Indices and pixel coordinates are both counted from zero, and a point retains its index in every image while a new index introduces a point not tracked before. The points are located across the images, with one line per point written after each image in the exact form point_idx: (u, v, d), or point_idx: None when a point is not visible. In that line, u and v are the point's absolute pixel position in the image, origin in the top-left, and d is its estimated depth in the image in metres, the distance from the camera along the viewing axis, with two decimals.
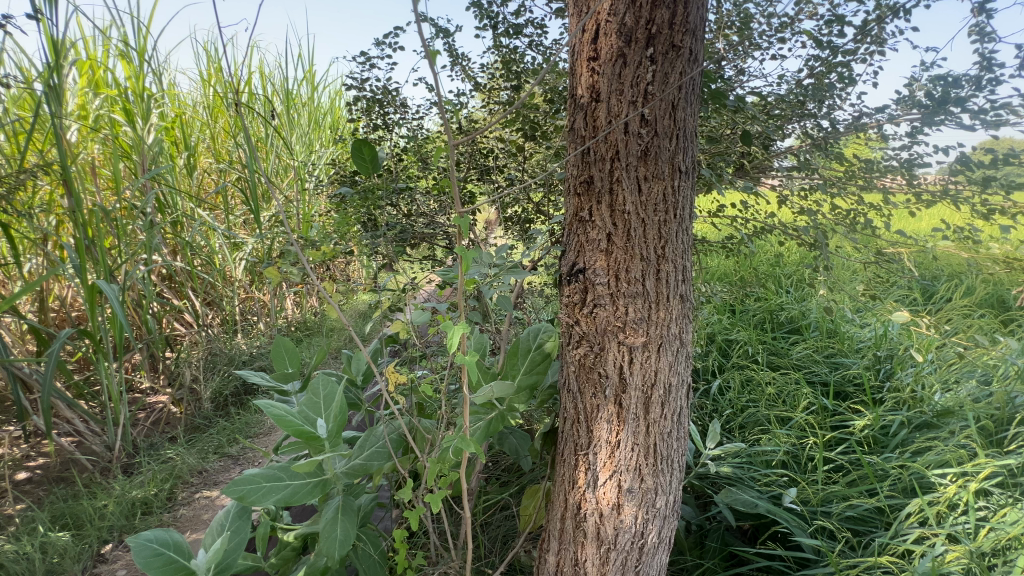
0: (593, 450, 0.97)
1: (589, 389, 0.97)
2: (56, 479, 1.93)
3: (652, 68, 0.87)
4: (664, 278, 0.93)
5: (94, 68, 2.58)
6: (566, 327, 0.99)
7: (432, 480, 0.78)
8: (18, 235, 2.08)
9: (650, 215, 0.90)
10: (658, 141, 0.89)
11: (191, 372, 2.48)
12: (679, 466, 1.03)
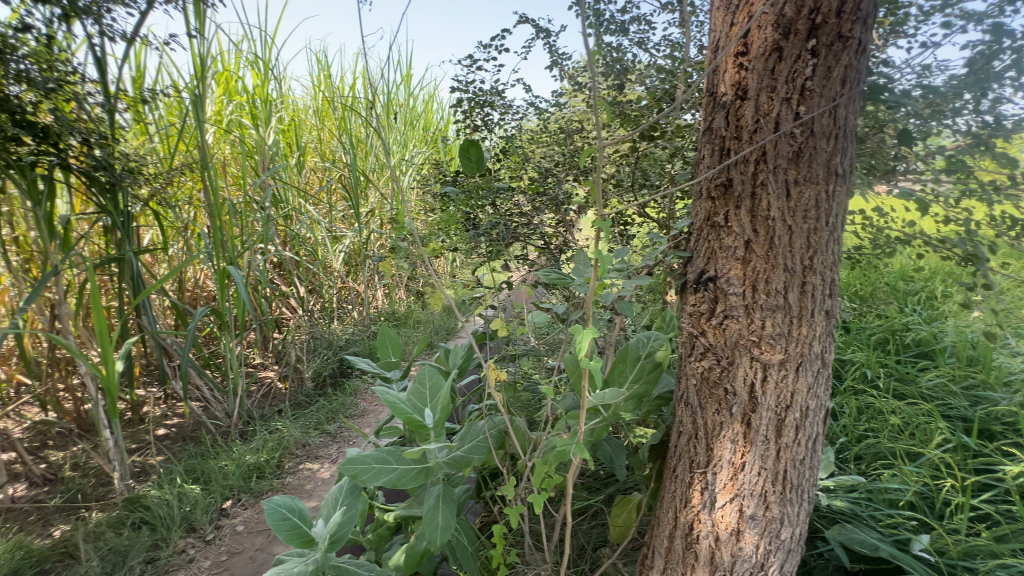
0: (713, 470, 0.95)
1: (712, 405, 0.96)
2: (187, 437, 2.22)
3: (813, 62, 0.84)
4: (809, 291, 0.90)
5: (228, 78, 2.95)
6: (689, 338, 0.99)
7: (536, 480, 0.78)
8: (164, 223, 2.42)
9: (799, 222, 0.88)
10: (814, 142, 0.86)
11: (296, 353, 2.72)
12: (809, 497, 0.98)
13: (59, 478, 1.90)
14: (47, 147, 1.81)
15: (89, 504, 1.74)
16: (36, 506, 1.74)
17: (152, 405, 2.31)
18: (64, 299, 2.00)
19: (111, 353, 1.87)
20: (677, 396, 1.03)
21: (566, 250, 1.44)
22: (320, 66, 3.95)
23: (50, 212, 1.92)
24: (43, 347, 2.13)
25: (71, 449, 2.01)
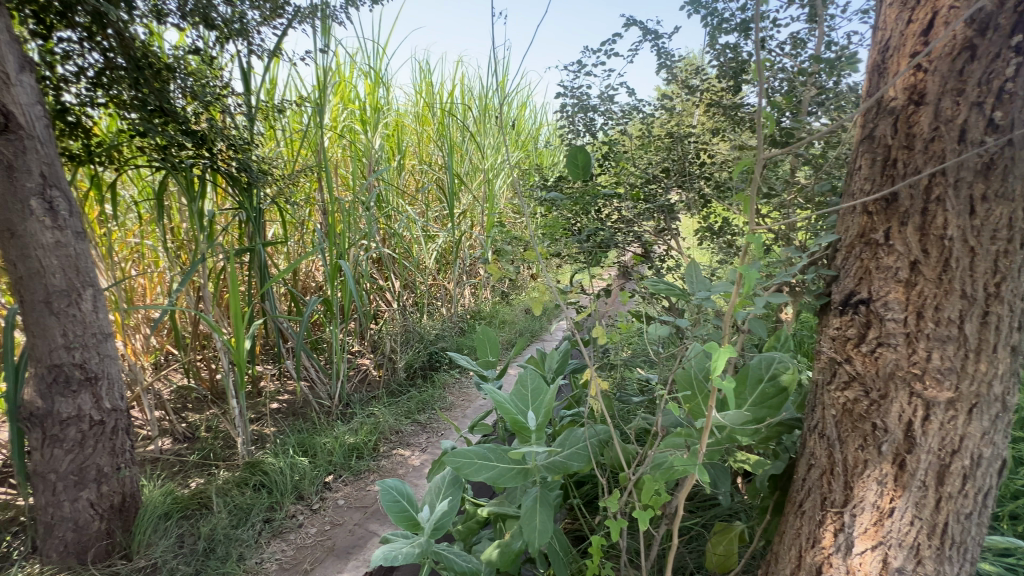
0: (851, 511, 0.87)
1: (855, 440, 0.87)
2: (297, 413, 2.46)
3: (1016, 60, 0.75)
4: (991, 323, 0.79)
5: (344, 87, 3.22)
6: (831, 364, 0.92)
7: (643, 496, 0.76)
8: (285, 218, 2.71)
9: (985, 243, 0.78)
10: (1009, 151, 0.77)
11: (391, 344, 2.91)
12: (972, 559, 0.86)
13: (196, 437, 2.20)
14: (203, 151, 2.11)
15: (218, 463, 2.00)
16: (178, 459, 2.03)
17: (269, 380, 2.59)
18: (207, 282, 2.31)
19: (242, 332, 2.13)
20: (809, 427, 0.96)
21: (669, 259, 1.39)
22: (423, 74, 4.18)
23: (201, 207, 2.24)
24: (189, 322, 2.48)
25: (206, 413, 2.32)
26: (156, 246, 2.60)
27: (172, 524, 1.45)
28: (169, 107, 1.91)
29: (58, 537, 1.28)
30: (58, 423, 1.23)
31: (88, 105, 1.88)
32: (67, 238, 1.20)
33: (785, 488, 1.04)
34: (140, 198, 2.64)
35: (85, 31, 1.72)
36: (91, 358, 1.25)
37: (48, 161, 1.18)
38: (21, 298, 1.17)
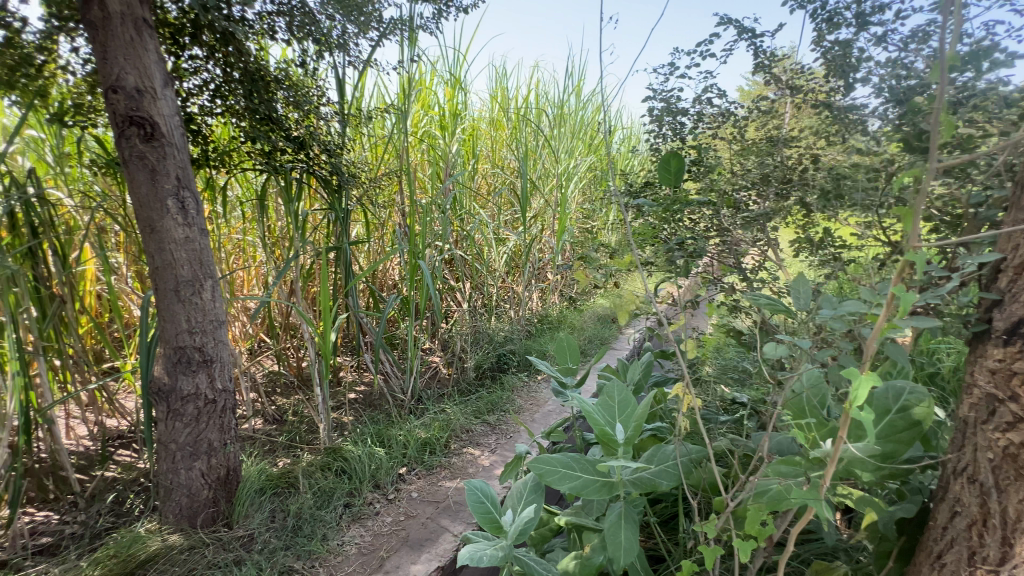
0: (1010, 571, 0.77)
1: (1018, 491, 0.77)
2: (372, 404, 2.58)
3: None
4: None
5: (426, 94, 3.34)
6: (987, 404, 0.81)
7: (751, 527, 0.72)
8: (368, 219, 2.86)
9: None
10: None
11: (461, 344, 2.97)
12: None
13: (284, 420, 2.39)
14: (302, 156, 2.29)
15: (303, 446, 2.14)
16: (269, 439, 2.21)
17: (349, 371, 2.75)
18: (299, 277, 2.50)
19: (328, 325, 2.28)
20: (953, 468, 0.86)
21: (762, 271, 1.30)
22: (499, 80, 4.25)
23: (297, 208, 2.43)
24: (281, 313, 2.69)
25: (293, 398, 2.51)
26: (256, 243, 2.84)
27: (267, 499, 1.57)
28: (275, 116, 2.10)
29: (175, 500, 1.44)
30: (179, 399, 1.38)
31: (209, 114, 2.11)
32: (194, 234, 1.35)
33: (913, 533, 0.94)
34: (245, 198, 2.91)
35: (211, 48, 1.94)
36: (208, 343, 1.39)
37: (182, 165, 1.33)
38: (156, 286, 1.33)
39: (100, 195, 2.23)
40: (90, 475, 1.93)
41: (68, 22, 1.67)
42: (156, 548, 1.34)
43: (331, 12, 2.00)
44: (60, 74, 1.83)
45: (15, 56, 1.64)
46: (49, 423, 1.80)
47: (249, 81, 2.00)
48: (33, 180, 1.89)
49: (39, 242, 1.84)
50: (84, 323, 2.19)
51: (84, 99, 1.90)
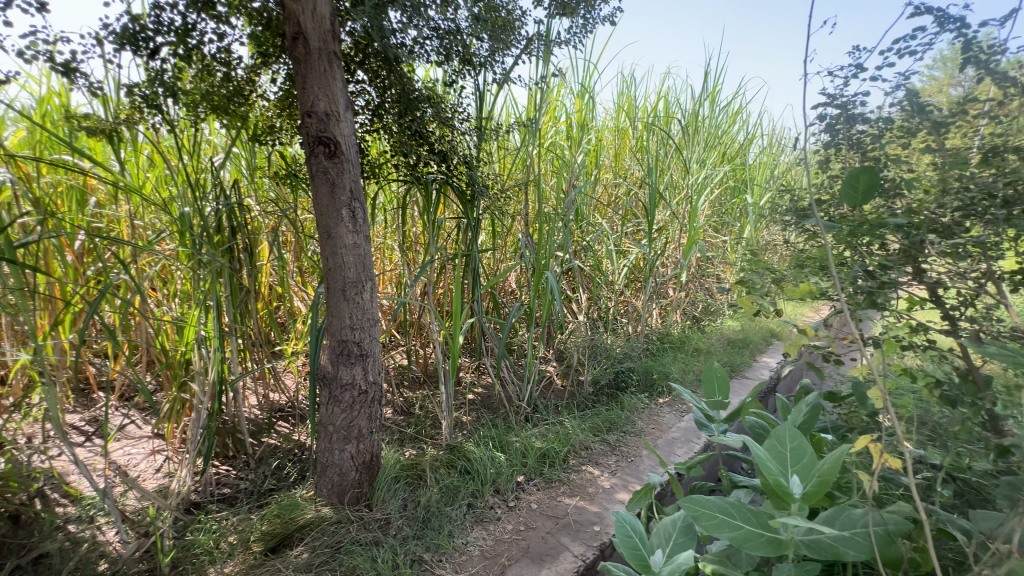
0: None
1: None
2: (489, 407, 2.68)
3: None
4: None
5: (555, 106, 3.38)
6: None
7: None
8: (495, 229, 2.99)
9: None
10: None
11: (578, 356, 2.94)
12: None
13: (411, 412, 2.57)
14: (443, 169, 2.45)
15: (427, 440, 2.29)
16: (398, 429, 2.41)
17: (469, 373, 2.89)
18: (432, 281, 2.70)
19: (459, 327, 2.41)
20: None
21: (971, 309, 1.10)
22: (628, 89, 4.15)
23: (435, 217, 2.62)
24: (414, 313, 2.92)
25: (419, 393, 2.70)
26: (394, 246, 3.12)
27: (401, 487, 1.71)
28: (423, 131, 2.28)
29: (328, 476, 1.65)
30: (338, 386, 1.57)
31: (368, 131, 2.37)
32: (360, 241, 1.51)
33: None
34: (388, 206, 3.22)
35: (375, 71, 2.17)
36: (364, 339, 1.56)
37: (355, 179, 1.50)
38: (328, 285, 1.52)
39: (278, 202, 2.62)
40: (259, 440, 2.27)
41: (270, 58, 2.01)
42: (310, 516, 1.57)
43: (478, 33, 2.10)
44: (257, 100, 2.19)
45: (229, 86, 2.01)
46: (234, 392, 2.16)
47: (403, 100, 2.19)
48: (235, 189, 2.29)
49: (237, 242, 2.22)
50: (260, 310, 2.59)
51: (272, 121, 2.25)
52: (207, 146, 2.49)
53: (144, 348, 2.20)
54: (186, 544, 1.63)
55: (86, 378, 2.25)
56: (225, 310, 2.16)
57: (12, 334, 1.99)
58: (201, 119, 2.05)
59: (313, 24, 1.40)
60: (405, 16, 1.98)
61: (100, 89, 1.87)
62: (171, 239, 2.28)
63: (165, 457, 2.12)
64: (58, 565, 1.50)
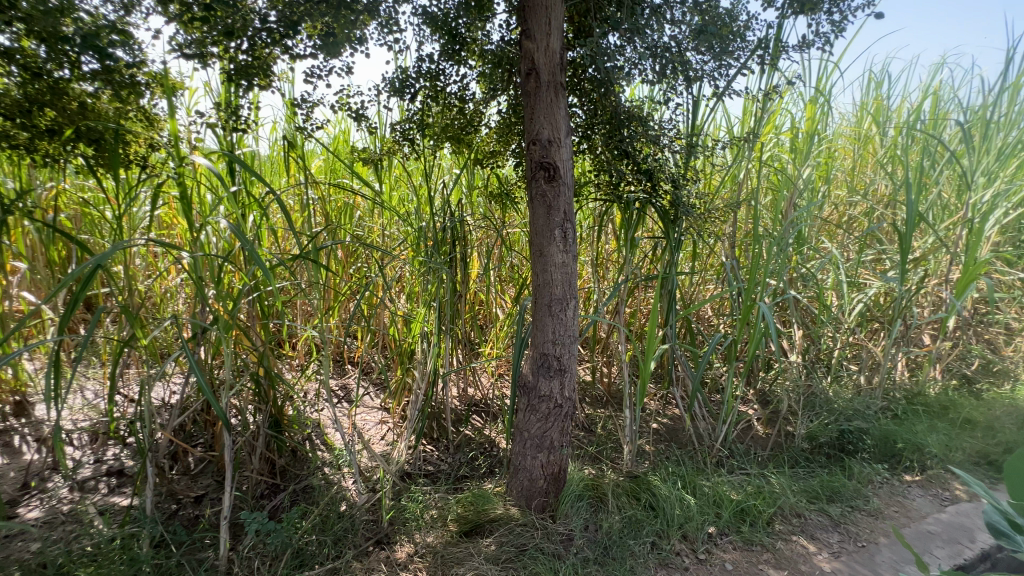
0: None
1: None
2: (675, 441, 2.52)
3: None
4: None
5: (776, 115, 3.01)
6: None
7: None
8: (697, 252, 2.79)
9: None
10: None
11: (789, 404, 2.53)
12: None
13: (593, 430, 2.56)
14: (646, 188, 2.35)
15: (607, 463, 2.27)
16: (580, 446, 2.43)
17: (654, 400, 2.76)
18: (624, 301, 2.66)
19: (652, 352, 2.25)
20: None
21: None
22: (877, 88, 3.45)
23: (635, 236, 2.58)
24: (603, 330, 2.92)
25: (601, 412, 2.68)
26: (586, 261, 3.17)
27: (583, 506, 1.89)
28: (631, 151, 2.24)
29: (519, 480, 1.88)
30: (537, 396, 1.80)
31: (575, 151, 2.46)
32: (568, 259, 1.73)
33: None
34: (585, 221, 3.29)
35: (587, 94, 2.26)
36: (563, 354, 1.77)
37: (568, 202, 1.71)
38: (536, 300, 1.77)
39: (490, 219, 2.92)
40: (458, 429, 2.56)
41: (497, 91, 2.26)
42: (499, 511, 1.85)
43: (698, 46, 2.00)
44: (481, 128, 2.46)
45: (461, 117, 2.32)
46: (443, 383, 2.49)
47: (613, 122, 2.22)
48: (458, 207, 2.63)
49: (457, 253, 2.55)
50: (468, 312, 2.92)
51: (491, 146, 2.52)
52: (440, 169, 2.93)
53: (382, 335, 2.69)
54: (401, 506, 1.93)
55: (342, 352, 2.86)
56: (442, 311, 2.50)
57: (303, 312, 2.65)
58: (438, 148, 2.42)
59: (545, 59, 1.64)
60: (624, 37, 2.04)
61: (374, 128, 2.37)
62: (407, 247, 2.74)
63: (389, 427, 2.55)
64: (317, 496, 1.93)
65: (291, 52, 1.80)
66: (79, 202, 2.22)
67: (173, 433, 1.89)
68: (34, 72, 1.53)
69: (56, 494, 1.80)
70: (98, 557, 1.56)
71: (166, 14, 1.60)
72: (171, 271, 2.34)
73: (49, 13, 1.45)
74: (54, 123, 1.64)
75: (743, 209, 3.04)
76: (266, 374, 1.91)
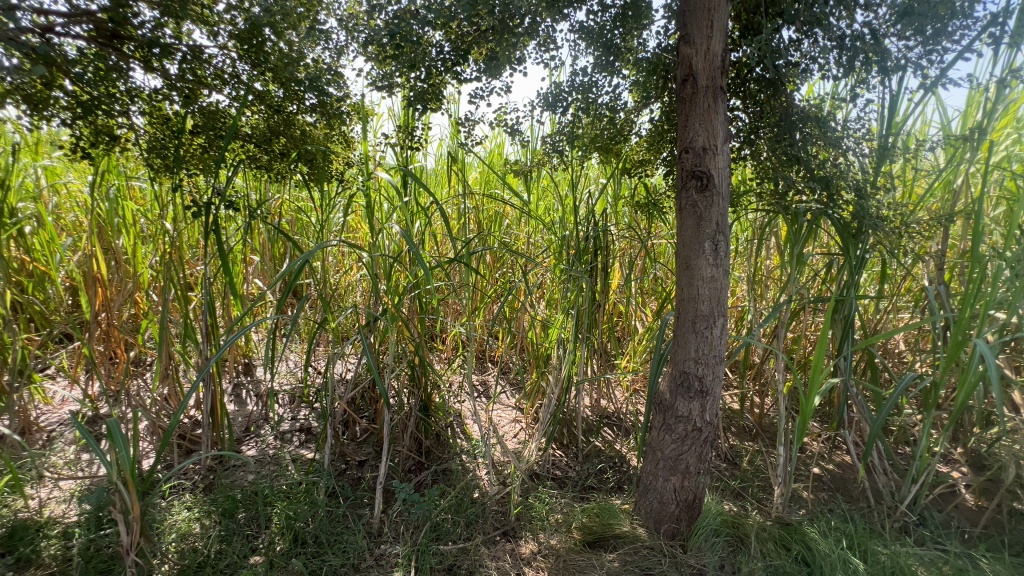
0: None
1: None
2: (843, 494, 2.14)
3: None
4: None
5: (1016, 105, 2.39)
6: None
7: None
8: (886, 273, 2.35)
9: None
10: None
11: (1016, 473, 1.97)
12: None
13: (737, 464, 2.32)
14: (821, 198, 2.06)
15: (753, 503, 2.04)
16: (721, 478, 2.22)
17: (817, 441, 2.39)
18: (785, 324, 2.36)
19: (817, 385, 1.95)
20: None
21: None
22: None
23: (803, 251, 2.27)
24: (756, 354, 2.63)
25: (749, 445, 2.41)
26: (740, 277, 2.90)
27: (719, 542, 1.75)
28: (803, 156, 1.98)
29: (649, 501, 1.81)
30: (674, 416, 1.71)
31: (735, 158, 2.28)
32: (718, 274, 1.62)
33: None
34: (742, 234, 3.01)
35: (752, 96, 2.08)
36: (706, 375, 1.67)
37: (722, 213, 1.61)
38: (679, 315, 1.68)
39: (635, 229, 2.85)
40: (589, 439, 2.54)
41: (651, 98, 2.22)
42: (625, 529, 1.81)
43: (902, 31, 1.70)
44: (631, 137, 2.44)
45: (611, 127, 2.33)
46: (576, 390, 2.50)
47: (782, 124, 2.00)
48: (603, 217, 2.63)
49: (599, 262, 2.55)
50: (606, 323, 2.89)
51: (641, 155, 2.47)
52: (586, 179, 2.97)
53: (521, 337, 2.82)
54: (528, 504, 2.00)
55: (485, 350, 3.07)
56: (580, 319, 2.52)
57: (453, 311, 2.91)
58: (586, 158, 2.46)
59: (704, 63, 1.56)
60: (802, 29, 1.84)
61: (526, 141, 2.51)
62: (549, 254, 2.82)
63: (522, 427, 2.65)
64: (455, 480, 2.11)
65: (460, 77, 2.02)
66: (295, 210, 2.78)
67: (347, 404, 2.25)
68: (275, 109, 1.98)
69: (265, 439, 2.27)
70: (290, 495, 1.91)
71: (366, 55, 1.93)
72: (354, 267, 2.79)
73: (289, 63, 1.87)
74: (284, 148, 2.09)
75: (958, 223, 2.47)
76: (420, 363, 2.15)
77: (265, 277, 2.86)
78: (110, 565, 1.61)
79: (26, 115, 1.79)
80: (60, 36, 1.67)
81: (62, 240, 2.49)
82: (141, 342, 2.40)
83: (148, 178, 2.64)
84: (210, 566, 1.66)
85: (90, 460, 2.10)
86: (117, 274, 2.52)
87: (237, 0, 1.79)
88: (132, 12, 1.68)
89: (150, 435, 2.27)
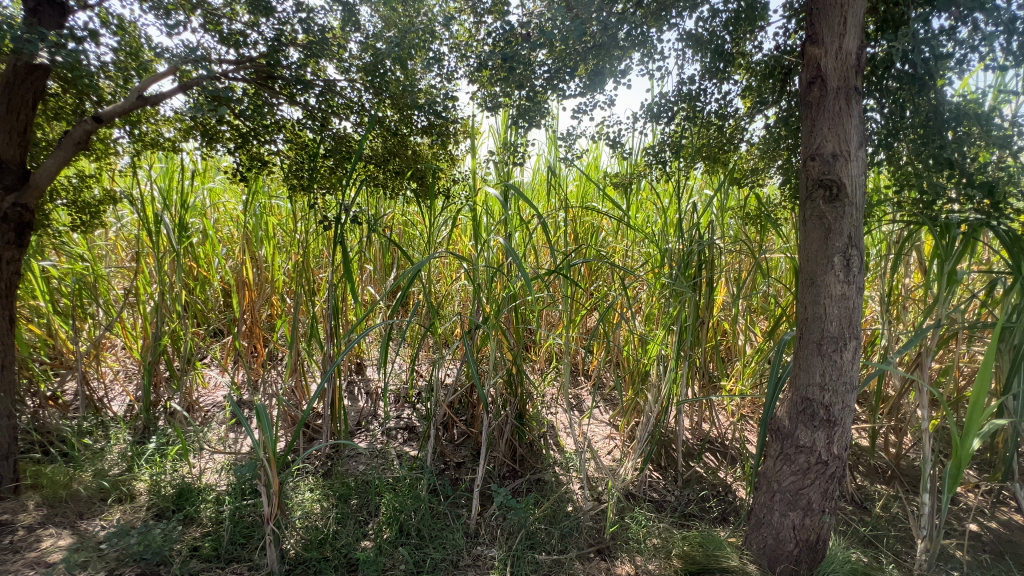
0: None
1: None
2: (1012, 559, 1.80)
3: None
4: None
5: None
6: None
7: None
8: None
9: None
10: None
11: None
12: None
13: (867, 508, 2.05)
14: (982, 207, 1.76)
15: (889, 557, 1.79)
16: (847, 522, 1.97)
17: (976, 493, 2.03)
18: (931, 351, 2.04)
19: (977, 426, 1.65)
20: None
21: None
22: None
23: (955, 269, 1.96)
24: (892, 385, 2.31)
25: (883, 490, 2.11)
26: (872, 296, 2.57)
27: None
28: (959, 158, 1.70)
29: (763, 537, 1.67)
30: (794, 446, 1.57)
31: (868, 164, 2.02)
32: (849, 291, 1.47)
33: None
34: (875, 249, 2.67)
35: (890, 94, 1.85)
36: (834, 403, 1.51)
37: (855, 224, 1.46)
38: (802, 336, 1.54)
39: (743, 243, 2.67)
40: (689, 463, 2.40)
41: (766, 103, 2.09)
42: (734, 564, 1.68)
43: None
44: (741, 144, 2.31)
45: (720, 135, 2.23)
46: (677, 411, 2.39)
47: (930, 124, 1.75)
48: (708, 229, 2.49)
49: (703, 277, 2.41)
50: (709, 342, 2.72)
51: (752, 162, 2.30)
52: (690, 190, 2.84)
53: (616, 352, 2.76)
54: (624, 524, 1.94)
55: (578, 364, 3.05)
56: (682, 336, 2.41)
57: (548, 322, 2.94)
58: (692, 168, 2.36)
59: (836, 63, 1.44)
60: (957, 16, 1.62)
61: (626, 153, 2.48)
62: (648, 268, 2.74)
63: (616, 445, 2.58)
64: (550, 491, 2.12)
65: (564, 94, 2.08)
66: (405, 223, 3.02)
67: (448, 407, 2.36)
68: (392, 132, 2.18)
69: (375, 434, 2.47)
70: (395, 488, 2.04)
71: (476, 79, 2.06)
72: (455, 278, 2.93)
73: (408, 90, 2.06)
74: (399, 167, 2.28)
75: None
76: (518, 373, 2.20)
77: (376, 284, 3.12)
78: (251, 532, 1.86)
79: (203, 146, 2.16)
80: (230, 80, 2.00)
81: (219, 250, 2.95)
82: (276, 339, 2.74)
83: (286, 197, 3.03)
84: (328, 545, 1.84)
85: (235, 439, 2.44)
86: (260, 279, 2.92)
87: (367, 38, 2.02)
88: (284, 55, 1.96)
89: (282, 422, 2.58)
